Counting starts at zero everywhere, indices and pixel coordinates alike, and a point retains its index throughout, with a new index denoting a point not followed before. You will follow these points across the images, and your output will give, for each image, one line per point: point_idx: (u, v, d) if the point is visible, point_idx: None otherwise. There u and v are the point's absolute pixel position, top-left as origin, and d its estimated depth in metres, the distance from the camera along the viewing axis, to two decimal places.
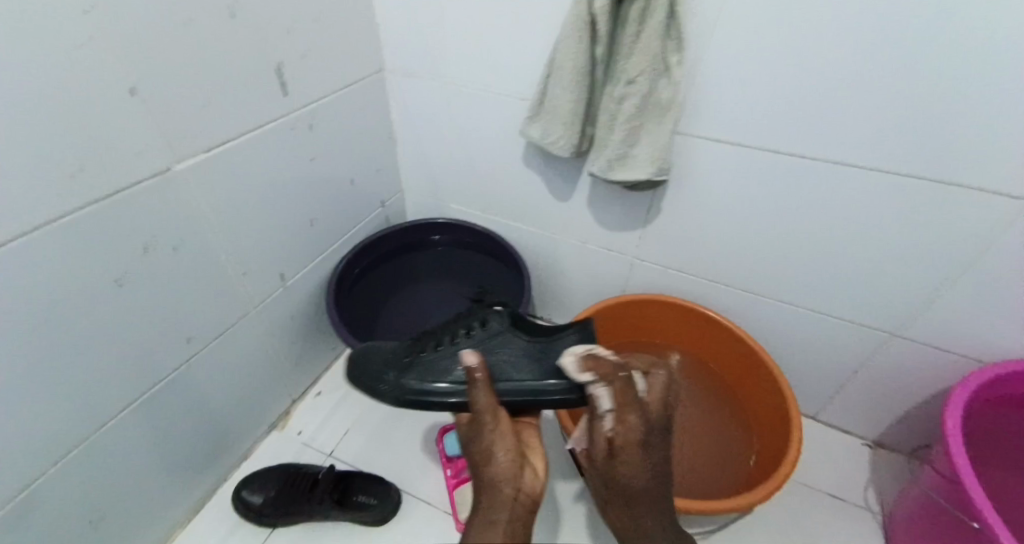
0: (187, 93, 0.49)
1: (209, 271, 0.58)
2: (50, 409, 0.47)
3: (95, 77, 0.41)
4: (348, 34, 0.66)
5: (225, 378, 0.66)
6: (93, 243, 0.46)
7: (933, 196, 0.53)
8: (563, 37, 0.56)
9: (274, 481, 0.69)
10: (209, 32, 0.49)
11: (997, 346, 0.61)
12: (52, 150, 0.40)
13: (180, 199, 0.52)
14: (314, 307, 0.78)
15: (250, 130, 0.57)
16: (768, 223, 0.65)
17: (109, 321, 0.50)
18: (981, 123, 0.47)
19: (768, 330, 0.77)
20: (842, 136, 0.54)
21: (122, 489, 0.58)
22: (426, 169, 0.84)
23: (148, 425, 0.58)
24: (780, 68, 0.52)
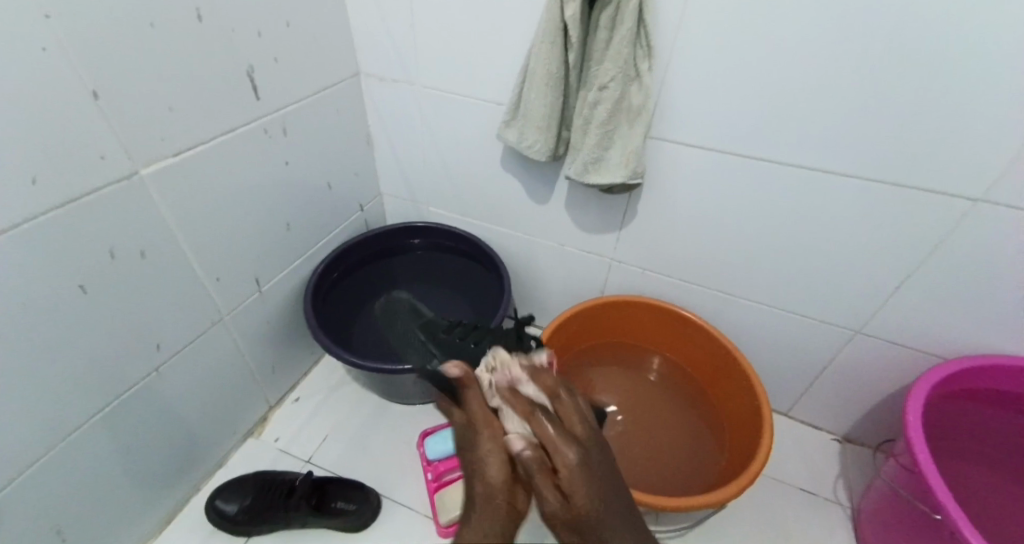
0: (154, 96, 0.48)
1: (180, 276, 0.57)
2: (11, 421, 0.46)
3: (56, 79, 0.41)
4: (321, 37, 0.66)
5: (197, 385, 0.65)
6: (57, 248, 0.45)
7: (891, 198, 0.56)
8: (536, 44, 0.57)
9: (249, 489, 0.68)
10: (176, 34, 0.48)
11: (953, 340, 0.64)
12: (11, 153, 0.39)
13: (149, 203, 0.51)
14: (290, 312, 0.77)
15: (222, 133, 0.56)
16: (739, 226, 0.67)
17: (74, 329, 0.48)
18: (932, 128, 0.50)
19: (741, 330, 0.79)
20: (805, 142, 0.56)
21: (89, 502, 0.56)
22: (403, 173, 0.84)
23: (118, 436, 0.56)
24: (746, 75, 0.54)
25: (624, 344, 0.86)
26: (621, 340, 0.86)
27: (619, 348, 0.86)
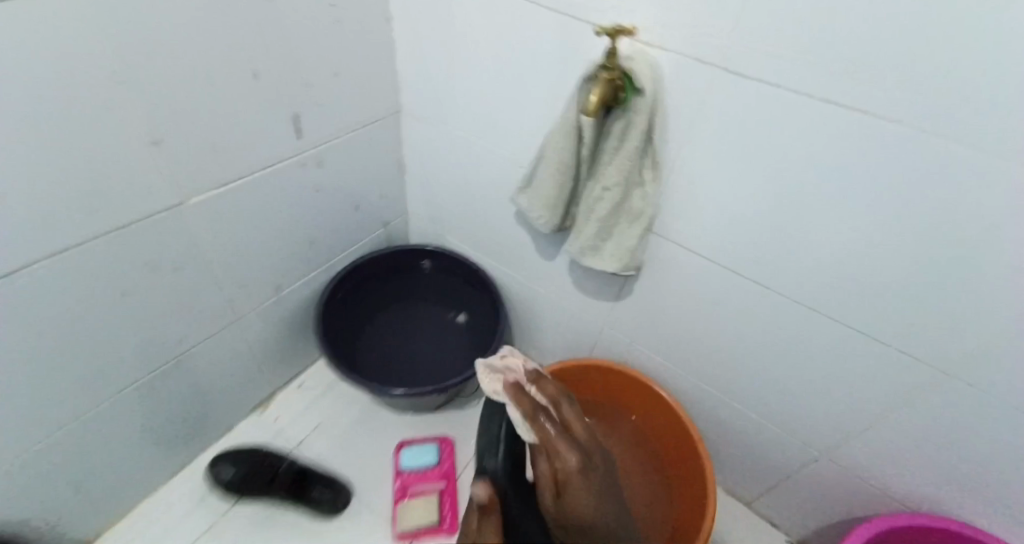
0: (208, 141, 0.56)
1: (211, 282, 0.66)
2: (62, 389, 0.57)
3: (128, 134, 0.49)
4: (368, 82, 0.72)
5: (214, 368, 0.75)
6: (112, 263, 0.54)
7: (868, 350, 0.56)
8: (553, 134, 0.60)
9: (243, 461, 0.79)
10: (234, 91, 0.56)
11: (913, 490, 0.64)
12: (87, 192, 0.48)
13: (193, 226, 0.60)
14: (305, 312, 0.86)
15: (264, 167, 0.64)
16: (723, 331, 0.68)
17: (119, 323, 0.58)
18: (913, 300, 0.50)
19: (714, 418, 0.81)
20: (792, 277, 0.57)
21: (115, 451, 0.68)
22: (429, 200, 0.89)
23: (145, 403, 0.68)
24: (744, 205, 0.55)
25: (598, 404, 0.87)
26: (595, 399, 0.86)
27: (592, 405, 0.87)
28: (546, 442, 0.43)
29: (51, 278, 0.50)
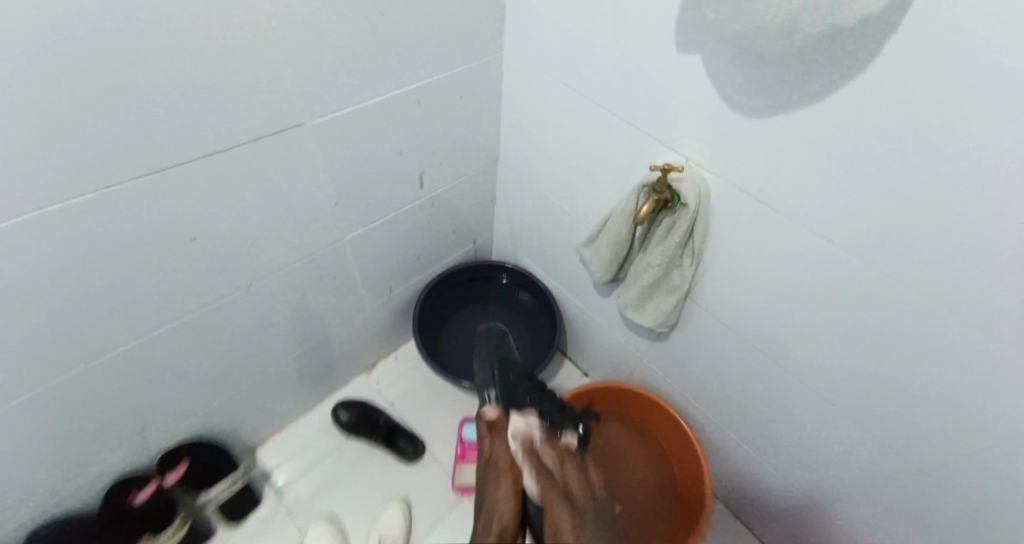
0: (362, 198, 0.78)
1: (348, 287, 0.91)
2: (254, 353, 0.84)
3: (316, 199, 0.71)
4: (476, 143, 0.90)
5: (341, 343, 1.02)
6: (293, 277, 0.79)
7: (849, 433, 0.68)
8: (614, 215, 0.75)
9: (356, 409, 1.08)
10: (383, 164, 0.76)
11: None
12: (288, 236, 0.72)
13: (342, 253, 0.83)
14: (406, 306, 1.10)
15: (393, 210, 0.85)
16: (736, 388, 0.82)
17: (290, 314, 0.84)
18: (885, 407, 0.62)
19: (725, 452, 0.95)
20: (792, 364, 0.70)
21: (274, 393, 0.97)
22: (512, 230, 1.08)
23: (296, 364, 0.95)
24: (759, 302, 0.68)
25: (636, 423, 1.01)
26: (634, 418, 1.01)
27: (630, 423, 1.02)
28: (549, 505, 0.42)
29: (261, 287, 0.75)
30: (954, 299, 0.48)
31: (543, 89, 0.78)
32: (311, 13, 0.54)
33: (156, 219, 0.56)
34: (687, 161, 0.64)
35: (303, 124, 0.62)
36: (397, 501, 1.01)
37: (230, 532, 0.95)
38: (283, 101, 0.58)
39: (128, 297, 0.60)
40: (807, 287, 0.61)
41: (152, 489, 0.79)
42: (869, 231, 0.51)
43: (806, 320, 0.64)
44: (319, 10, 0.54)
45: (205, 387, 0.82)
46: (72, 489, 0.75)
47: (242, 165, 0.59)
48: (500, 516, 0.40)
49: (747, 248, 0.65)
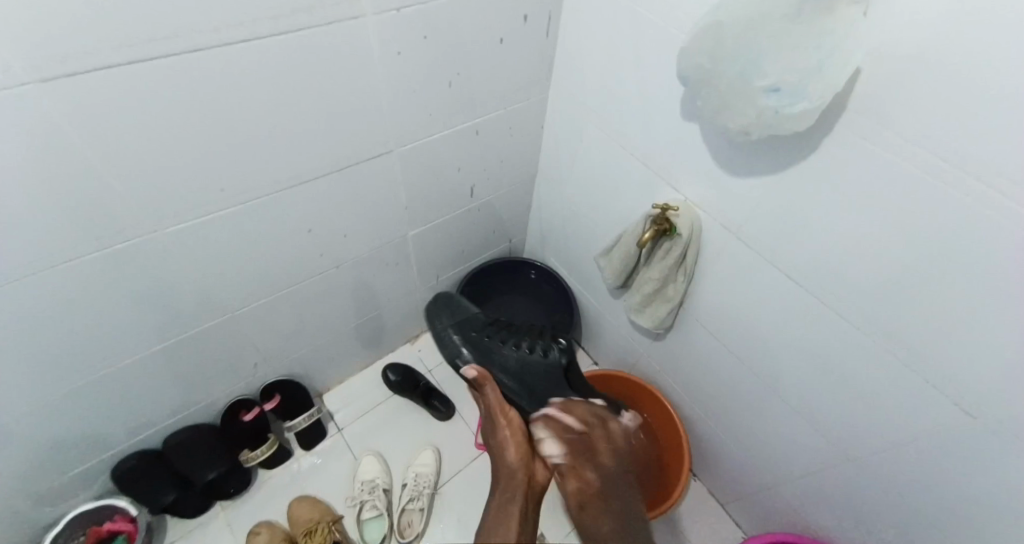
0: (427, 203, 0.98)
1: (406, 271, 1.12)
2: (329, 316, 1.07)
3: (392, 204, 0.92)
4: (521, 162, 1.08)
5: (395, 314, 1.24)
6: (367, 262, 1.01)
7: (799, 427, 0.85)
8: (625, 234, 0.92)
9: (402, 371, 1.31)
10: (445, 178, 0.96)
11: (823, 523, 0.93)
12: (367, 230, 0.94)
13: (405, 244, 1.04)
14: (449, 289, 1.31)
15: (448, 213, 1.06)
16: (715, 384, 0.99)
17: (360, 289, 1.06)
18: (824, 407, 0.78)
19: (706, 438, 1.12)
20: (757, 368, 0.87)
21: (339, 350, 1.20)
22: (543, 234, 1.27)
23: (358, 329, 1.18)
24: (734, 317, 0.85)
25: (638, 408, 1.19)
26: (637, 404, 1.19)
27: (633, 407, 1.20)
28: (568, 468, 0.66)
29: (344, 267, 0.98)
30: (866, 324, 0.65)
31: (577, 127, 0.96)
32: (409, 74, 0.74)
33: (284, 211, 0.78)
34: (684, 201, 0.81)
35: (392, 149, 0.83)
36: (430, 447, 1.24)
37: (304, 455, 1.22)
38: (382, 134, 0.79)
39: (255, 263, 0.83)
40: (769, 308, 0.78)
41: (256, 412, 1.10)
42: (810, 271, 0.68)
43: (768, 335, 0.81)
44: (416, 72, 0.74)
45: (291, 338, 1.05)
46: (200, 404, 1.04)
47: (346, 177, 0.81)
48: (505, 460, 0.67)
49: (727, 273, 0.82)
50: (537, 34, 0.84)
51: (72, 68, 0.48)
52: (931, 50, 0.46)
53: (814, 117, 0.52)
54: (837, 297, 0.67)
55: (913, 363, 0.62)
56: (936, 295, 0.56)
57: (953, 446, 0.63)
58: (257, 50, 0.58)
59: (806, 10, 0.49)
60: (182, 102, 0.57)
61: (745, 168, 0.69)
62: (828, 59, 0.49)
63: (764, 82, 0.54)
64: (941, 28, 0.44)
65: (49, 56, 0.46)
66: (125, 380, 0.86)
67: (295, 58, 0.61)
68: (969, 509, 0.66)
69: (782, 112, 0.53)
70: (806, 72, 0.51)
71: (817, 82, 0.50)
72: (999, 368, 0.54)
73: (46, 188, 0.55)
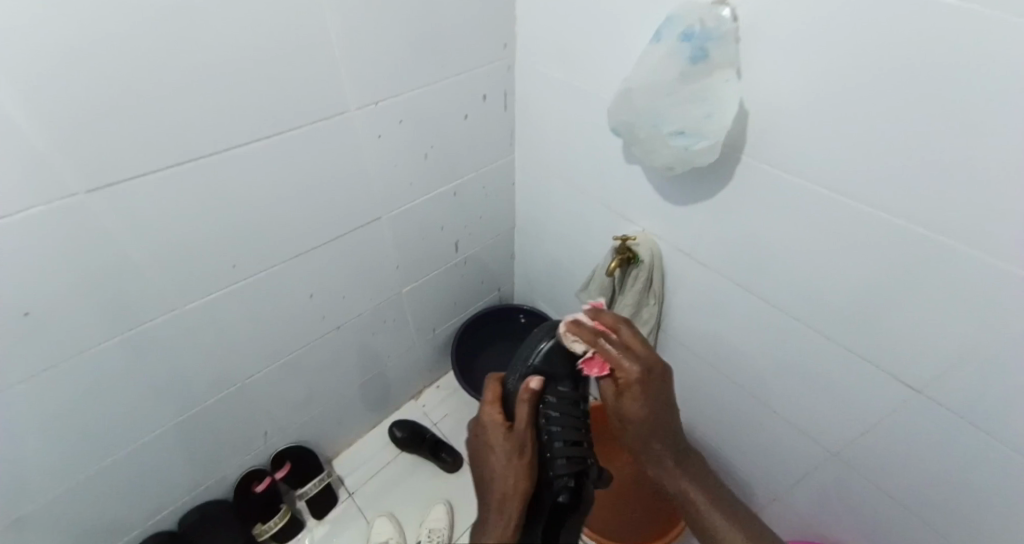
0: (417, 260, 1.09)
1: (404, 327, 1.20)
2: (337, 377, 1.14)
3: (386, 264, 1.02)
4: (500, 216, 1.20)
5: (397, 372, 1.31)
6: (366, 319, 1.08)
7: (784, 425, 0.91)
8: (596, 269, 1.01)
9: (407, 427, 1.35)
10: (432, 236, 1.07)
11: (831, 526, 0.95)
12: (364, 290, 1.02)
13: (401, 300, 1.13)
14: (446, 343, 1.38)
15: (436, 269, 1.15)
16: (703, 399, 1.05)
17: (363, 346, 1.13)
18: (796, 400, 0.85)
19: (709, 457, 1.15)
20: (736, 376, 0.94)
21: (347, 412, 1.25)
22: (529, 281, 1.37)
23: (364, 387, 1.24)
24: (704, 330, 0.94)
25: None
26: None
27: None
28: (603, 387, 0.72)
29: (348, 327, 1.06)
30: (810, 315, 0.74)
31: (543, 180, 1.08)
32: (392, 150, 0.86)
33: (288, 280, 0.87)
34: (641, 231, 0.92)
35: (381, 216, 0.94)
36: (441, 500, 1.25)
37: (316, 524, 1.23)
38: (371, 203, 0.90)
39: (262, 333, 0.91)
40: (731, 315, 0.86)
41: (268, 480, 1.11)
42: (756, 277, 0.78)
43: (739, 344, 0.88)
44: (396, 150, 0.87)
45: (299, 403, 1.10)
46: (216, 478, 1.06)
47: (342, 244, 0.91)
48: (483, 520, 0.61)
49: (691, 291, 0.91)
50: (496, 107, 0.98)
51: (116, 173, 0.59)
52: (807, 87, 0.57)
53: (717, 151, 0.65)
54: (783, 297, 0.76)
55: (856, 345, 0.71)
56: (858, 281, 0.65)
57: (914, 419, 0.69)
58: (261, 147, 0.70)
59: (689, 75, 0.62)
60: (201, 194, 0.68)
61: (687, 196, 0.80)
62: (715, 109, 0.63)
63: (671, 129, 0.67)
64: (807, 70, 0.57)
65: (94, 166, 0.58)
66: (146, 458, 0.90)
67: (293, 150, 0.74)
68: (945, 480, 0.70)
69: (690, 151, 0.66)
70: (701, 119, 0.64)
71: (711, 125, 0.63)
72: (925, 337, 0.62)
73: (87, 273, 0.64)
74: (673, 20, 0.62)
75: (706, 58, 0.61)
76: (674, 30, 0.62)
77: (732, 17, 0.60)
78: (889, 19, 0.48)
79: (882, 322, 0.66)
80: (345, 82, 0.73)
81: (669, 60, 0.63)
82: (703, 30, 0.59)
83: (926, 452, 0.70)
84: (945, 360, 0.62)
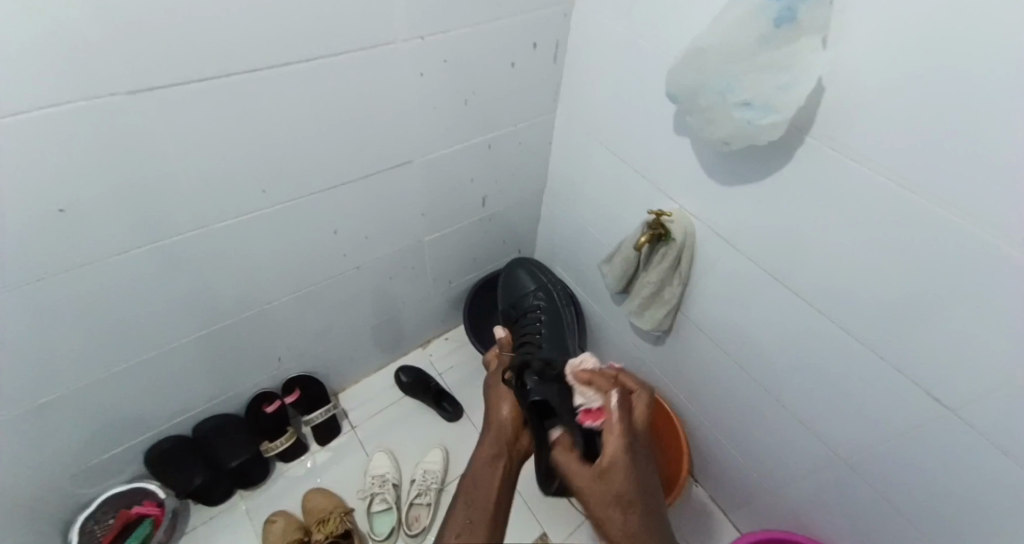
0: (444, 210, 1.07)
1: (422, 275, 1.20)
2: (352, 314, 1.15)
3: (413, 209, 1.01)
4: (532, 175, 1.17)
5: (411, 318, 1.32)
6: (386, 262, 1.08)
7: (792, 423, 0.89)
8: (624, 241, 0.99)
9: (413, 372, 1.37)
10: (461, 187, 1.05)
11: (821, 526, 0.95)
12: (388, 233, 1.02)
13: (423, 248, 1.12)
14: (461, 296, 1.39)
15: (461, 222, 1.14)
16: (712, 386, 1.04)
17: (381, 288, 1.14)
18: (809, 402, 0.83)
19: (707, 443, 1.16)
20: (748, 366, 0.92)
21: (358, 350, 1.28)
22: (551, 246, 1.35)
23: (377, 328, 1.26)
24: (726, 320, 0.92)
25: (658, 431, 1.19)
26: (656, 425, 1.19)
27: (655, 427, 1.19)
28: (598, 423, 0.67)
29: (368, 267, 1.06)
30: (841, 318, 0.71)
31: (582, 143, 1.04)
32: (432, 91, 0.83)
33: (315, 212, 0.87)
34: (678, 209, 0.88)
35: (414, 159, 0.91)
36: (438, 446, 1.29)
37: (320, 449, 1.28)
38: (404, 145, 0.88)
39: (283, 262, 0.91)
40: (757, 307, 0.84)
41: (277, 403, 1.16)
42: (790, 270, 0.75)
43: (760, 336, 0.86)
44: (435, 91, 0.84)
45: (313, 335, 1.12)
46: (228, 395, 1.10)
47: (371, 183, 0.89)
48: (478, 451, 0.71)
49: (719, 277, 0.88)
50: (545, 59, 0.93)
51: (149, 81, 0.58)
52: (893, 68, 0.52)
53: (782, 130, 0.61)
54: (818, 296, 0.73)
55: (884, 356, 0.68)
56: (901, 290, 0.62)
57: (932, 435, 0.67)
58: (300, 69, 0.67)
59: (771, 39, 0.58)
60: (235, 113, 0.66)
61: (733, 177, 0.76)
62: (792, 80, 0.58)
63: (737, 99, 0.63)
64: (896, 52, 0.51)
65: (128, 70, 0.56)
66: (164, 366, 0.93)
67: (332, 79, 0.71)
68: (951, 498, 0.68)
69: (755, 125, 0.62)
70: (773, 91, 0.59)
71: (784, 97, 0.59)
72: (963, 357, 0.59)
73: (117, 180, 0.64)
74: None
75: (795, 21, 0.56)
76: None
77: None
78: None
79: (918, 337, 0.63)
80: (392, 11, 0.70)
81: (752, 19, 0.58)
82: None
83: (936, 469, 0.68)
84: (977, 381, 0.59)
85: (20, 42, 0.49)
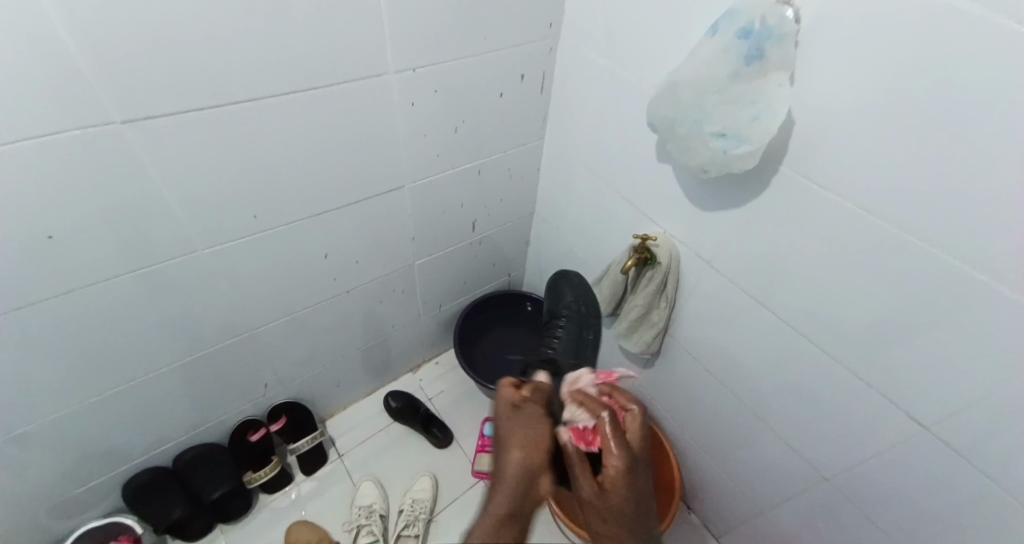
0: (434, 233, 1.08)
1: (411, 298, 1.20)
2: (341, 339, 1.14)
3: (403, 233, 1.02)
4: (521, 200, 1.19)
5: (400, 342, 1.31)
6: (376, 287, 1.09)
7: (779, 444, 0.90)
8: (611, 265, 1.00)
9: (402, 397, 1.36)
10: (452, 212, 1.07)
11: None
12: (379, 257, 1.03)
13: (412, 271, 1.13)
14: (451, 320, 1.39)
15: (451, 247, 1.15)
16: (701, 408, 1.05)
17: (370, 311, 1.14)
18: (795, 421, 0.84)
19: (697, 467, 1.16)
20: (736, 389, 0.93)
21: (346, 375, 1.26)
22: (540, 269, 1.36)
23: (366, 352, 1.25)
24: (712, 341, 0.93)
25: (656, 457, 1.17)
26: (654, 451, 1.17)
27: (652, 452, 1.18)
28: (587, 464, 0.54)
29: (358, 291, 1.06)
30: (823, 338, 0.73)
31: (569, 169, 1.07)
32: (423, 119, 0.86)
33: (306, 236, 0.87)
34: (663, 233, 0.91)
35: (404, 185, 0.93)
36: (427, 474, 1.27)
37: (305, 479, 1.25)
38: (396, 171, 0.90)
39: (273, 286, 0.91)
40: (741, 328, 0.86)
41: (263, 431, 1.14)
42: (772, 291, 0.77)
43: (745, 357, 0.88)
44: (426, 119, 0.86)
45: (301, 360, 1.11)
46: (212, 423, 1.08)
47: (361, 208, 0.90)
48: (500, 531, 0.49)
49: (704, 299, 0.90)
50: (533, 89, 0.97)
51: (148, 107, 0.59)
52: (860, 98, 0.56)
53: (756, 158, 0.64)
54: (800, 316, 0.74)
55: (865, 375, 0.70)
56: (878, 309, 0.64)
57: (915, 454, 0.68)
58: (296, 97, 0.69)
59: (742, 74, 0.61)
60: (232, 139, 0.68)
61: (714, 202, 0.79)
62: (762, 113, 0.61)
63: (713, 128, 0.65)
64: (862, 84, 0.55)
65: (130, 97, 0.57)
66: (148, 393, 0.91)
67: (326, 107, 0.73)
68: (937, 516, 0.69)
69: (730, 154, 0.65)
70: (746, 122, 0.62)
71: (756, 128, 0.62)
72: (941, 374, 0.61)
73: (111, 203, 0.64)
74: (733, 13, 0.60)
75: (763, 59, 0.59)
76: (732, 24, 0.60)
77: (794, 19, 0.58)
78: (966, 36, 0.46)
79: (897, 355, 0.64)
80: (386, 44, 0.72)
81: (723, 56, 0.61)
82: (763, 27, 0.58)
83: (921, 488, 0.69)
84: (955, 398, 0.60)
85: (22, 70, 0.50)
